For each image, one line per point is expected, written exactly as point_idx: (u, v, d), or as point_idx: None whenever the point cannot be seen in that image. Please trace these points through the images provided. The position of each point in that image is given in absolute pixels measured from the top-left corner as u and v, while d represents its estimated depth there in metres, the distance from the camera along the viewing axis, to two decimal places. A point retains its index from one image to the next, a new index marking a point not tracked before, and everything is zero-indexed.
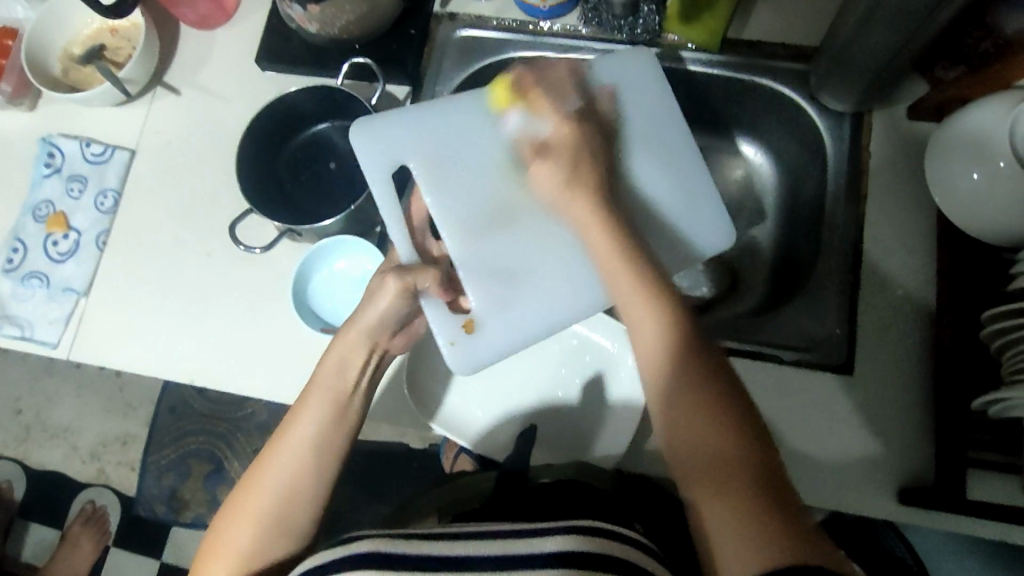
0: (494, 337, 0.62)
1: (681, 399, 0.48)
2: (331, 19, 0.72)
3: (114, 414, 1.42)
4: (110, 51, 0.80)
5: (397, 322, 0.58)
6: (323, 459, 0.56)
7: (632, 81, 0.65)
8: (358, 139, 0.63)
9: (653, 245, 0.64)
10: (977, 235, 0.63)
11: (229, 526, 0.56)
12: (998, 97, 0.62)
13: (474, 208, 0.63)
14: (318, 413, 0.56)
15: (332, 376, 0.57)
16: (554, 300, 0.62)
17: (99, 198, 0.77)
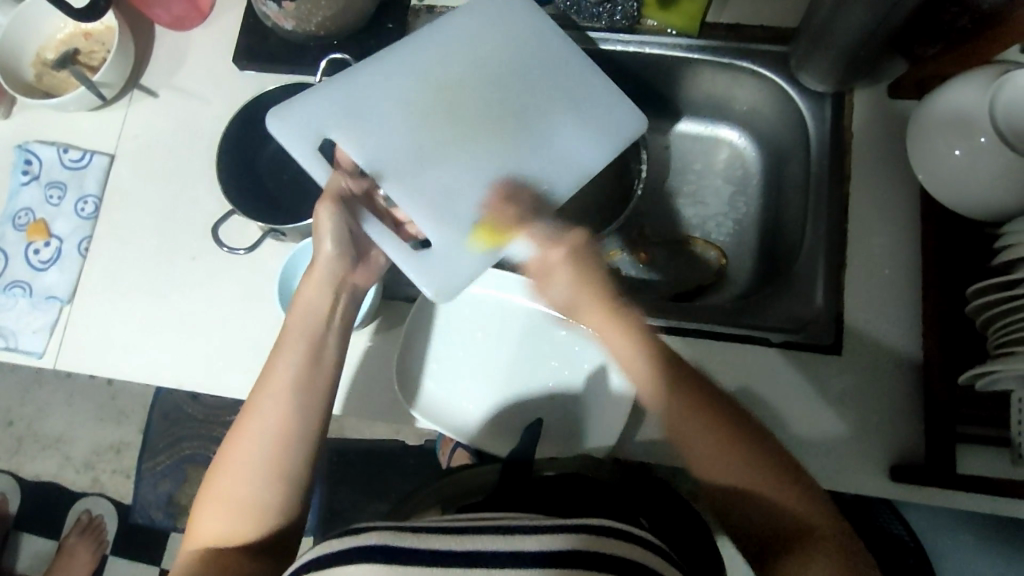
0: (455, 260, 0.62)
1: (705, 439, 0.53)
2: (306, 14, 0.71)
3: (107, 422, 1.41)
4: (85, 55, 0.79)
5: (347, 251, 0.61)
6: (304, 400, 0.57)
7: (506, 15, 0.71)
8: (280, 130, 0.64)
9: (575, 144, 0.67)
10: (961, 211, 0.63)
11: (221, 484, 0.55)
12: (978, 72, 0.62)
13: (397, 155, 0.65)
14: (295, 354, 0.58)
15: (306, 316, 0.60)
16: (498, 215, 0.64)
17: (80, 205, 0.76)
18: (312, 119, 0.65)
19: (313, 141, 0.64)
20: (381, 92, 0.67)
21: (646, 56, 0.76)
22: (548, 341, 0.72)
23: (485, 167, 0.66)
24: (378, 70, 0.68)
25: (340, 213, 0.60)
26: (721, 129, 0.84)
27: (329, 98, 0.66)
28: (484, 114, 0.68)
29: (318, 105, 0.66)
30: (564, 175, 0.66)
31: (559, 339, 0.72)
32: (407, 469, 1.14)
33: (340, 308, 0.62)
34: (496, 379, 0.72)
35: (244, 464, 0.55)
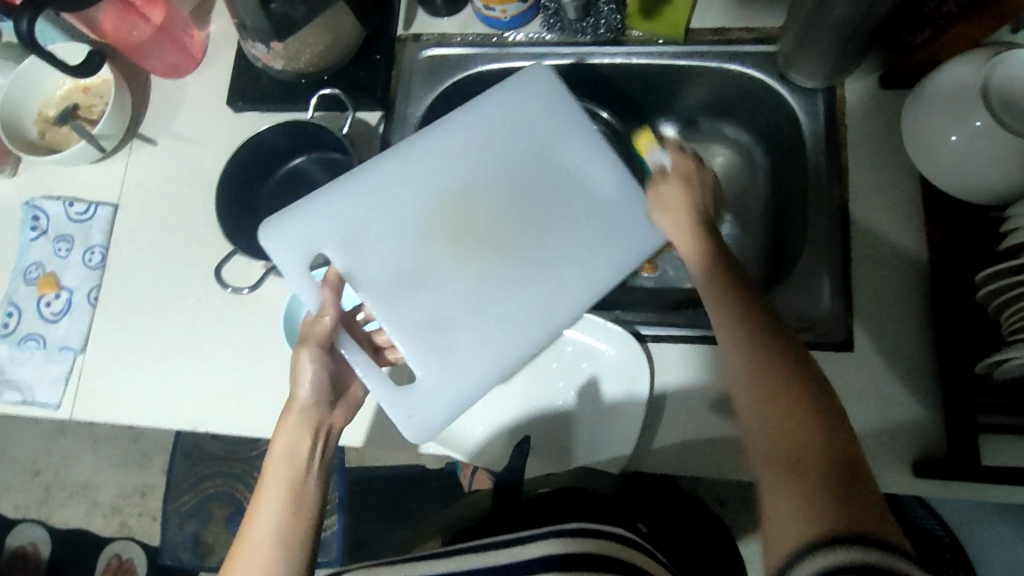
0: (436, 393, 0.64)
1: (766, 392, 0.49)
2: (295, 54, 0.74)
3: (130, 466, 1.42)
4: (85, 109, 0.81)
5: (326, 395, 0.60)
6: (290, 551, 0.52)
7: (526, 112, 0.70)
8: (276, 243, 0.65)
9: (574, 269, 0.67)
10: (964, 196, 0.62)
11: None
12: (968, 57, 0.61)
13: (386, 273, 0.66)
14: (275, 502, 0.54)
15: (282, 461, 0.55)
16: (484, 343, 0.65)
17: (87, 255, 0.78)
18: (307, 233, 0.66)
19: (305, 261, 0.65)
20: (385, 205, 0.67)
21: (634, 67, 0.77)
22: (555, 358, 0.72)
23: (482, 290, 0.66)
24: (384, 179, 0.68)
25: (319, 360, 0.59)
26: (716, 132, 0.84)
27: (322, 208, 0.67)
28: (478, 232, 0.68)
29: (317, 220, 0.66)
30: (565, 300, 0.66)
31: (565, 355, 0.71)
32: (430, 494, 1.14)
33: (319, 445, 0.58)
34: (505, 402, 0.71)
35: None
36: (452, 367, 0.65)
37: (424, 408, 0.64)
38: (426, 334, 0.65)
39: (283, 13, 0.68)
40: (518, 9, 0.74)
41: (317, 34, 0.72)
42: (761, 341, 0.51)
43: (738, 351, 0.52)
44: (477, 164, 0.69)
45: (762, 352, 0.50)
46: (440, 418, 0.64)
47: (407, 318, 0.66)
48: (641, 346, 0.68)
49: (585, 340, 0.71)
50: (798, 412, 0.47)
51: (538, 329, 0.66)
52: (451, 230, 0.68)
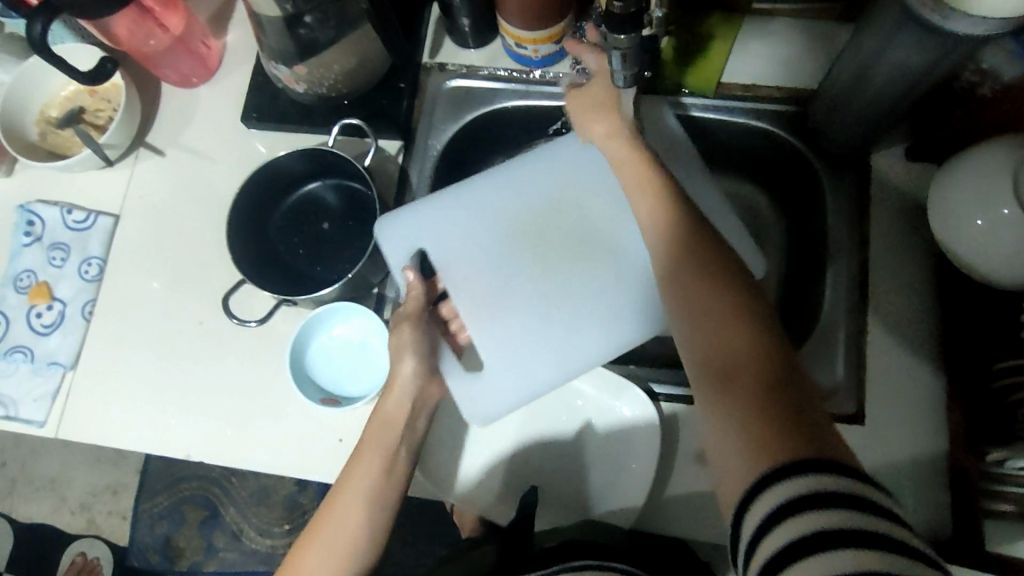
0: (502, 389, 0.65)
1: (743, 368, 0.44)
2: (318, 78, 0.71)
3: (104, 462, 1.38)
4: (91, 113, 0.78)
5: (428, 364, 0.61)
6: (380, 512, 0.57)
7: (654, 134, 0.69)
8: (387, 229, 0.68)
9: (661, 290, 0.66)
10: (982, 280, 0.62)
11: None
12: (999, 142, 0.61)
13: (481, 272, 0.68)
14: (372, 468, 0.57)
15: (385, 431, 0.58)
16: (556, 349, 0.65)
17: (84, 267, 0.75)
18: (416, 228, 0.68)
19: (408, 253, 0.67)
20: (482, 210, 0.69)
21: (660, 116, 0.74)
22: (564, 412, 0.70)
23: (560, 293, 0.67)
24: (487, 187, 0.69)
25: (418, 333, 0.61)
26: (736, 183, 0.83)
27: (436, 207, 0.69)
28: (576, 246, 0.68)
29: (430, 219, 0.69)
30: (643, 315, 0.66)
31: (576, 410, 0.70)
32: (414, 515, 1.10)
33: (409, 424, 0.60)
34: (509, 450, 0.70)
35: (326, 561, 0.55)
36: (524, 368, 0.65)
37: (487, 404, 0.65)
38: (501, 335, 0.66)
39: (310, 38, 0.67)
40: (550, 49, 0.72)
41: (342, 59, 0.70)
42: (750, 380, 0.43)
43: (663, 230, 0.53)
44: (593, 179, 0.69)
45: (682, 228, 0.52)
46: (501, 411, 0.65)
47: (490, 318, 0.67)
48: (654, 407, 0.66)
49: (599, 396, 0.69)
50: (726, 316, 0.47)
51: (605, 344, 0.65)
52: (550, 241, 0.68)
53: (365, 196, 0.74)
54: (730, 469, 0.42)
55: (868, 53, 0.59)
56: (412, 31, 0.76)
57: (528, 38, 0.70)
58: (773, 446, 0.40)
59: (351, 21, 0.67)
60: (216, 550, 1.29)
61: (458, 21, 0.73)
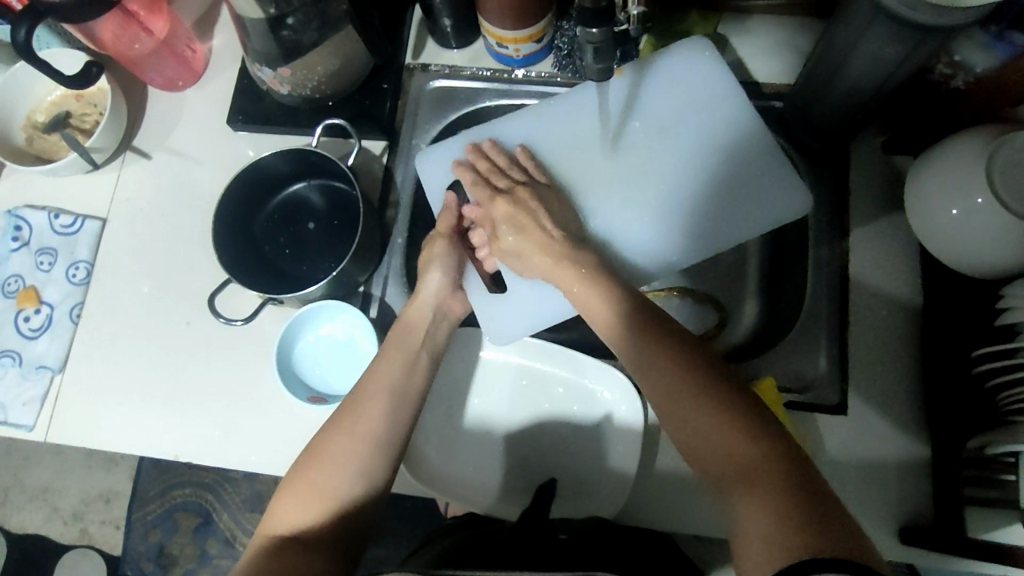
0: (518, 315, 0.69)
1: (741, 466, 0.47)
2: (303, 79, 0.72)
3: (97, 470, 1.38)
4: (77, 118, 0.78)
5: (453, 280, 0.68)
6: (403, 402, 0.61)
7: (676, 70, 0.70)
8: (425, 158, 0.73)
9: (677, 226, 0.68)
10: (960, 268, 0.63)
11: (316, 468, 0.57)
12: (975, 131, 0.61)
13: None
14: (398, 361, 0.63)
15: (406, 333, 0.65)
16: None
17: (71, 270, 0.75)
18: (452, 158, 0.73)
19: (444, 181, 0.73)
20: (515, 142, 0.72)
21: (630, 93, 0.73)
22: (544, 398, 0.70)
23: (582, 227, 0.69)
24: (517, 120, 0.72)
25: (451, 247, 0.69)
26: None
27: (471, 137, 0.73)
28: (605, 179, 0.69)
29: (466, 149, 0.73)
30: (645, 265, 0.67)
31: (557, 397, 0.70)
32: (404, 515, 1.06)
33: (423, 343, 0.65)
34: (499, 440, 0.70)
35: (352, 446, 0.58)
36: (537, 293, 0.69)
37: (506, 326, 0.69)
38: None
39: (293, 40, 0.67)
40: (532, 49, 0.73)
41: (326, 60, 0.71)
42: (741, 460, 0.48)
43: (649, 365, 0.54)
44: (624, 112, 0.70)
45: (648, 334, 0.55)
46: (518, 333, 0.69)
47: None
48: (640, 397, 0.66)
49: (580, 381, 0.69)
50: (720, 432, 0.49)
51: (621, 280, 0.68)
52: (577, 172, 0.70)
53: (349, 195, 0.74)
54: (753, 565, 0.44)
55: (841, 46, 0.60)
56: (394, 32, 0.77)
57: (510, 37, 0.71)
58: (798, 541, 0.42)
59: (334, 23, 0.68)
60: (210, 558, 1.29)
61: (440, 21, 0.74)
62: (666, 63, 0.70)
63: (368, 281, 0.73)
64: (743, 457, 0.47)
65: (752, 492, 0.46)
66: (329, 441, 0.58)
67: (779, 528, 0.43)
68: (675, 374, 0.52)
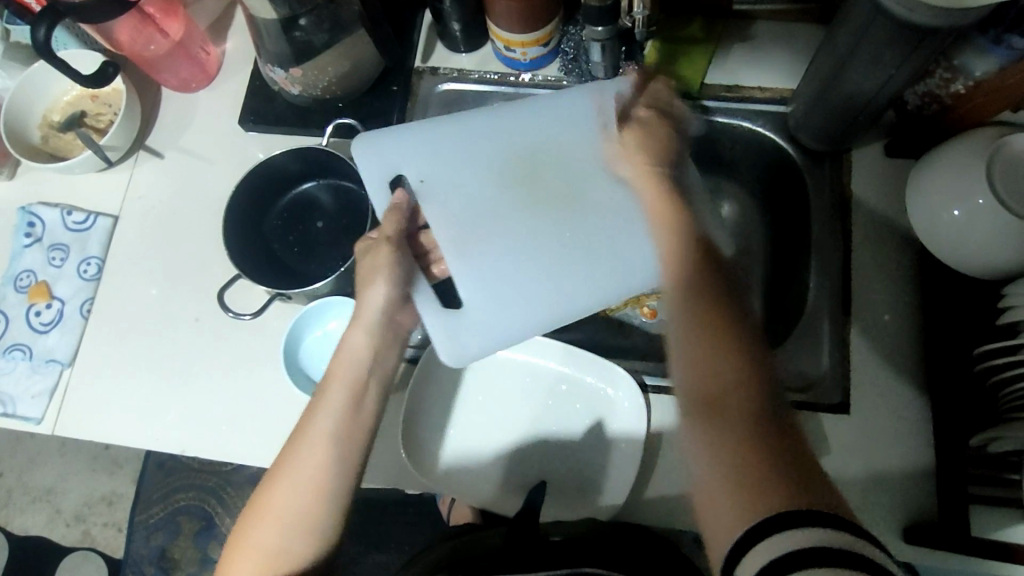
0: (480, 329, 0.65)
1: (731, 401, 0.50)
2: (313, 80, 0.73)
3: (100, 473, 1.38)
4: (92, 117, 0.80)
5: (400, 293, 0.62)
6: (347, 446, 0.57)
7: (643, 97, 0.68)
8: (361, 156, 0.67)
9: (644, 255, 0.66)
10: (962, 268, 0.63)
11: (256, 527, 0.55)
12: (975, 134, 0.62)
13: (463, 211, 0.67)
14: (339, 399, 0.58)
15: (350, 365, 0.60)
16: (542, 297, 0.65)
17: (83, 266, 0.76)
18: (398, 159, 0.67)
19: (388, 180, 0.67)
20: (470, 147, 0.68)
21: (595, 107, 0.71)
22: (549, 397, 0.71)
23: (548, 243, 0.66)
24: (478, 131, 0.68)
25: (398, 259, 0.62)
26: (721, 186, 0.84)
27: (419, 140, 0.68)
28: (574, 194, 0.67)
29: (416, 151, 0.68)
30: (608, 287, 0.65)
31: (561, 395, 0.70)
32: (407, 520, 1.06)
33: (377, 377, 0.61)
34: (504, 439, 0.71)
35: (292, 501, 0.55)
36: (500, 308, 0.65)
37: (464, 345, 0.65)
38: (485, 279, 0.65)
39: (305, 41, 0.69)
40: (539, 52, 0.74)
41: (337, 62, 0.72)
42: (742, 402, 0.49)
43: (686, 298, 0.55)
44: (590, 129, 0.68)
45: (703, 272, 0.57)
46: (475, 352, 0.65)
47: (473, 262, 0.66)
48: (643, 395, 0.67)
49: (584, 378, 0.70)
50: (734, 375, 0.51)
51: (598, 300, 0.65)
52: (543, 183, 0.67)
53: (357, 195, 0.76)
54: (709, 502, 0.47)
55: (843, 49, 0.60)
56: (404, 36, 0.79)
57: (518, 41, 0.72)
58: (776, 497, 0.44)
59: (345, 25, 0.70)
60: (212, 561, 1.29)
61: (449, 26, 0.75)
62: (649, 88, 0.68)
63: None
64: (736, 404, 0.49)
65: (739, 432, 0.48)
66: (267, 496, 0.56)
67: (759, 474, 0.46)
68: (709, 322, 0.53)
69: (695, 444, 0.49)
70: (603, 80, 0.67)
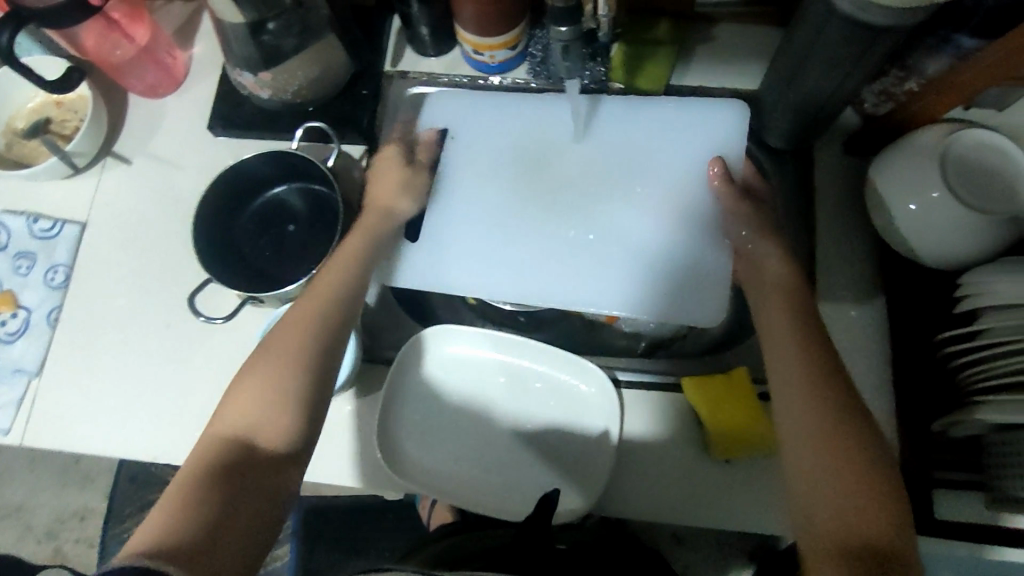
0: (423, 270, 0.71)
1: (835, 490, 0.49)
2: (283, 84, 0.73)
3: (71, 489, 1.35)
4: (57, 124, 0.79)
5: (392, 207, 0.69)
6: (346, 308, 0.61)
7: (715, 112, 0.71)
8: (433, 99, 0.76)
9: (614, 268, 0.68)
10: (917, 258, 0.65)
11: (252, 371, 0.56)
12: (928, 130, 0.64)
13: (455, 172, 0.73)
14: (342, 270, 0.63)
15: (356, 239, 0.65)
16: (503, 273, 0.70)
17: (50, 274, 0.76)
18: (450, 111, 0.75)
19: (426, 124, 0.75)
20: (494, 130, 0.74)
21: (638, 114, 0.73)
22: (523, 393, 0.71)
23: (518, 225, 0.71)
24: (509, 119, 0.74)
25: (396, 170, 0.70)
26: None
27: (466, 105, 0.75)
28: (562, 193, 0.71)
29: (466, 116, 0.75)
30: (572, 292, 0.68)
31: (534, 391, 0.71)
32: (387, 526, 1.06)
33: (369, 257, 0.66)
34: (479, 438, 0.70)
35: (288, 353, 0.57)
36: (458, 265, 0.71)
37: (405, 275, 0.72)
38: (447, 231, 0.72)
39: (274, 45, 0.69)
40: (507, 55, 0.75)
41: (306, 66, 0.72)
42: (848, 491, 0.48)
43: (804, 379, 0.53)
44: (605, 131, 0.72)
45: (822, 383, 0.52)
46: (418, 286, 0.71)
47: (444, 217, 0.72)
48: (615, 390, 0.68)
49: (557, 375, 0.70)
50: (850, 466, 0.49)
51: (557, 295, 0.68)
52: (540, 175, 0.72)
53: (329, 198, 0.76)
54: None
55: (800, 49, 0.62)
56: (373, 41, 0.79)
57: (485, 44, 0.73)
58: None
59: (314, 29, 0.70)
60: None
61: (417, 29, 0.76)
62: (723, 108, 0.71)
63: (348, 280, 0.74)
64: (860, 505, 0.48)
65: (846, 527, 0.47)
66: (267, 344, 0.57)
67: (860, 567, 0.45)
68: (822, 403, 0.51)
69: (814, 548, 0.48)
70: (722, 102, 0.71)
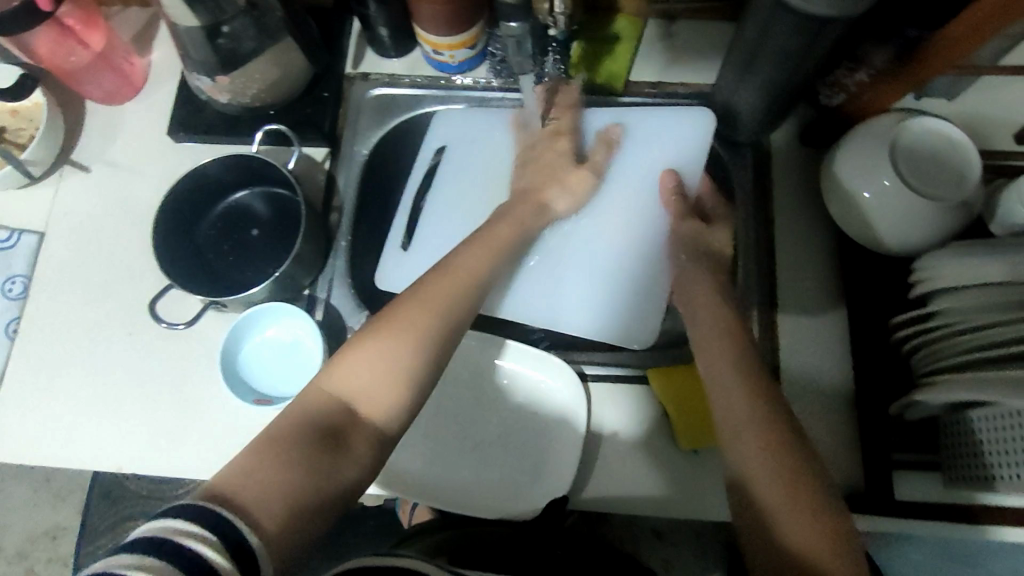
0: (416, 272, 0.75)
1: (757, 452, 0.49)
2: (242, 88, 0.73)
3: (43, 506, 1.32)
4: (13, 132, 0.78)
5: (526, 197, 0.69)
6: (456, 309, 0.56)
7: (686, 127, 0.73)
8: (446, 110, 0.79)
9: (576, 282, 0.71)
10: (874, 245, 0.66)
11: (361, 350, 0.51)
12: (880, 119, 0.66)
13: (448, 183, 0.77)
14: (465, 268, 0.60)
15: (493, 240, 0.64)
16: (493, 279, 0.72)
17: (9, 284, 0.81)
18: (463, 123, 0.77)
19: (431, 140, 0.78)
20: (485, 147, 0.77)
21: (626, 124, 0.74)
22: (491, 390, 0.72)
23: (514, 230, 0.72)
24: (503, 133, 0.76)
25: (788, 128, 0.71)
26: None
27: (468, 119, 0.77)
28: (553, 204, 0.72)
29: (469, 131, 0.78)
30: (537, 304, 0.71)
31: (503, 388, 0.72)
32: (366, 533, 1.05)
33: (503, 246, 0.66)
34: (448, 434, 0.71)
35: (401, 340, 0.52)
36: None
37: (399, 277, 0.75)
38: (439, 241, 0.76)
39: (231, 48, 0.68)
40: (466, 55, 0.76)
41: (265, 69, 0.72)
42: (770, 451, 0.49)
43: (726, 361, 0.55)
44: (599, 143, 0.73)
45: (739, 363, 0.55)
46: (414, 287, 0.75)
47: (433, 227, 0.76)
48: (582, 384, 0.68)
49: (526, 372, 0.71)
50: (762, 425, 0.50)
51: (532, 306, 0.71)
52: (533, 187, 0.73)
53: (292, 203, 0.76)
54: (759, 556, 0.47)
55: (751, 42, 0.63)
56: (334, 42, 0.79)
57: (444, 44, 0.73)
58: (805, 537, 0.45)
59: (272, 32, 0.70)
60: None
61: (377, 31, 0.76)
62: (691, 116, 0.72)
63: (313, 283, 0.73)
64: (782, 465, 0.48)
65: (772, 487, 0.48)
66: (398, 316, 0.54)
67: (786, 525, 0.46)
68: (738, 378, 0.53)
69: (750, 512, 0.48)
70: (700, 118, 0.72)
